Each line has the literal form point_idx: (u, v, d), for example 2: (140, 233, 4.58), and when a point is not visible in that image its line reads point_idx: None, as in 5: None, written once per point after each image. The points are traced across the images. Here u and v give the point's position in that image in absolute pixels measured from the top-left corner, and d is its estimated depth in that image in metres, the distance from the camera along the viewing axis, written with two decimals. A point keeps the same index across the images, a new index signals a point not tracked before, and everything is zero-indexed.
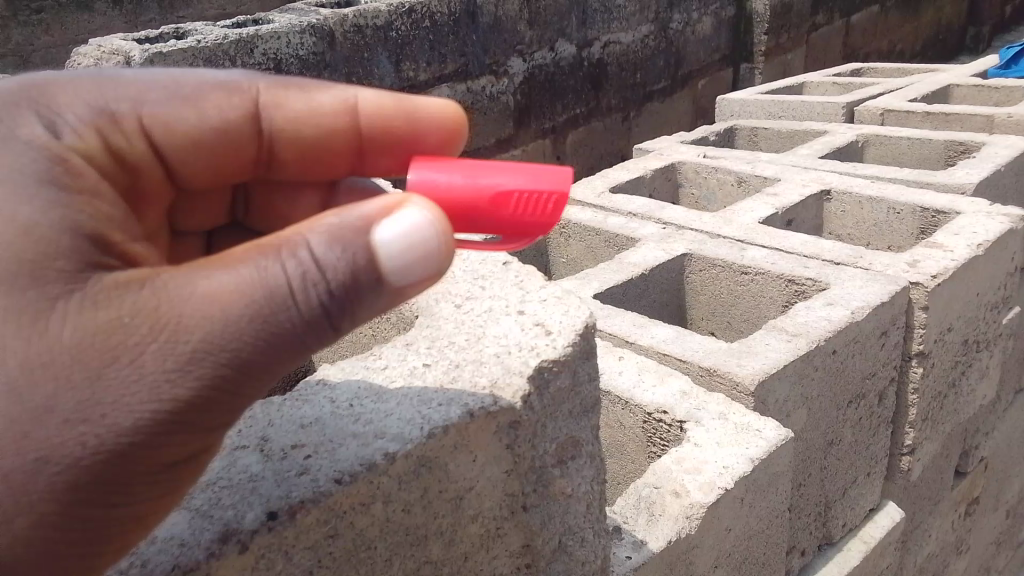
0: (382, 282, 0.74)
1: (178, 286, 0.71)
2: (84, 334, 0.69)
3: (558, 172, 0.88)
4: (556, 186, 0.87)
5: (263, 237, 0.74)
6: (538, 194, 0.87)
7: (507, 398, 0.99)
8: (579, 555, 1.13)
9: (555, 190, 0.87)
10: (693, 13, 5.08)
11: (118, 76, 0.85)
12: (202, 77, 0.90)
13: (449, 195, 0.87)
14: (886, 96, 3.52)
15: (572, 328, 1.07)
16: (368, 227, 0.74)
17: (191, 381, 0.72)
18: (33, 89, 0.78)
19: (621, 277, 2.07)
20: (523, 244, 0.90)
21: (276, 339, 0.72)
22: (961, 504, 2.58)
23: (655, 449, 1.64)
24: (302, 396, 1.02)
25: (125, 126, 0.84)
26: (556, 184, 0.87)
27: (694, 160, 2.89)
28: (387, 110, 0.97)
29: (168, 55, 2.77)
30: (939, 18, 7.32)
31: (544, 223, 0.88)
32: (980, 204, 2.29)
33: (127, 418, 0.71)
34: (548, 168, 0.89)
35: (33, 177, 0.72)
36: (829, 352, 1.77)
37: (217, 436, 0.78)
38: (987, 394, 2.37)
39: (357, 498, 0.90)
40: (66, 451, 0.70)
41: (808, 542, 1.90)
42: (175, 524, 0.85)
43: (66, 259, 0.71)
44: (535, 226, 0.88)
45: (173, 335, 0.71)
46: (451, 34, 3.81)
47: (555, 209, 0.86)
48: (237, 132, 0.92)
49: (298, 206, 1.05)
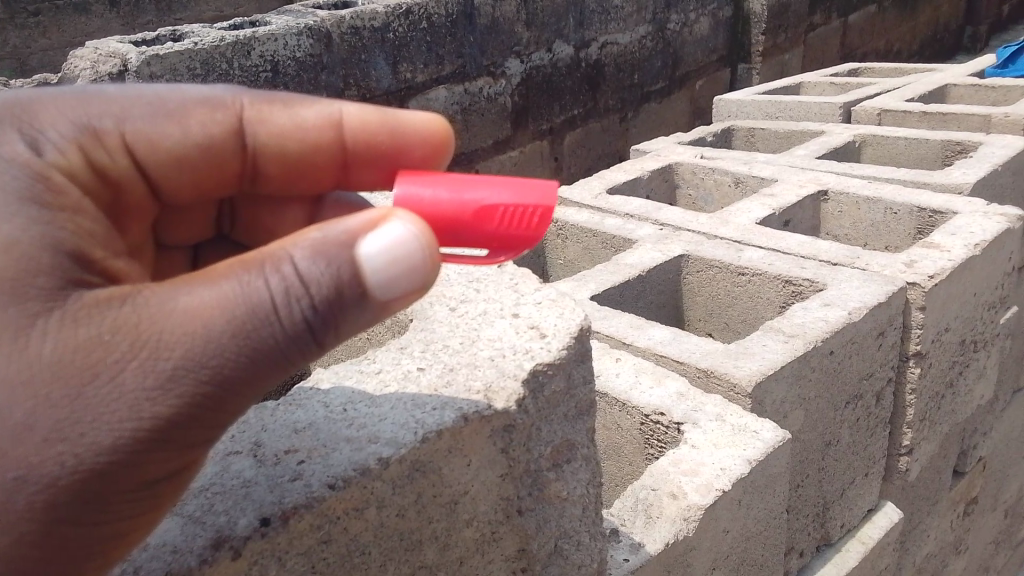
0: (366, 297, 0.76)
1: (161, 304, 0.72)
2: (64, 352, 0.70)
3: (543, 186, 0.88)
4: (541, 200, 0.87)
5: (247, 252, 0.75)
6: (523, 207, 0.87)
7: (501, 402, 0.99)
8: (575, 558, 1.13)
9: (540, 204, 0.87)
10: (691, 14, 5.08)
11: (99, 93, 0.85)
12: (185, 92, 0.91)
13: (434, 210, 0.87)
14: (883, 96, 3.52)
15: (567, 330, 1.07)
16: (351, 242, 0.75)
17: (171, 398, 0.72)
18: (15, 107, 0.79)
19: (618, 278, 2.06)
20: (510, 258, 0.90)
21: (258, 355, 0.74)
22: (960, 504, 2.58)
23: (653, 451, 1.64)
24: (296, 401, 1.02)
25: (108, 142, 0.85)
26: (541, 198, 0.87)
27: (691, 161, 2.89)
28: (372, 125, 0.97)
29: (164, 57, 2.78)
30: (936, 17, 7.33)
31: (528, 236, 0.87)
32: (977, 204, 2.29)
33: (107, 436, 0.72)
34: (533, 182, 0.89)
35: (15, 194, 0.74)
36: (826, 353, 1.77)
37: (196, 453, 0.78)
38: (985, 394, 2.37)
39: (351, 503, 0.90)
40: (46, 470, 0.70)
41: (806, 543, 1.90)
42: (167, 531, 0.84)
43: (48, 277, 0.72)
44: (520, 240, 0.88)
45: (155, 351, 0.72)
46: (448, 35, 3.80)
47: (540, 223, 0.86)
48: (222, 148, 0.92)
49: (283, 220, 1.05)
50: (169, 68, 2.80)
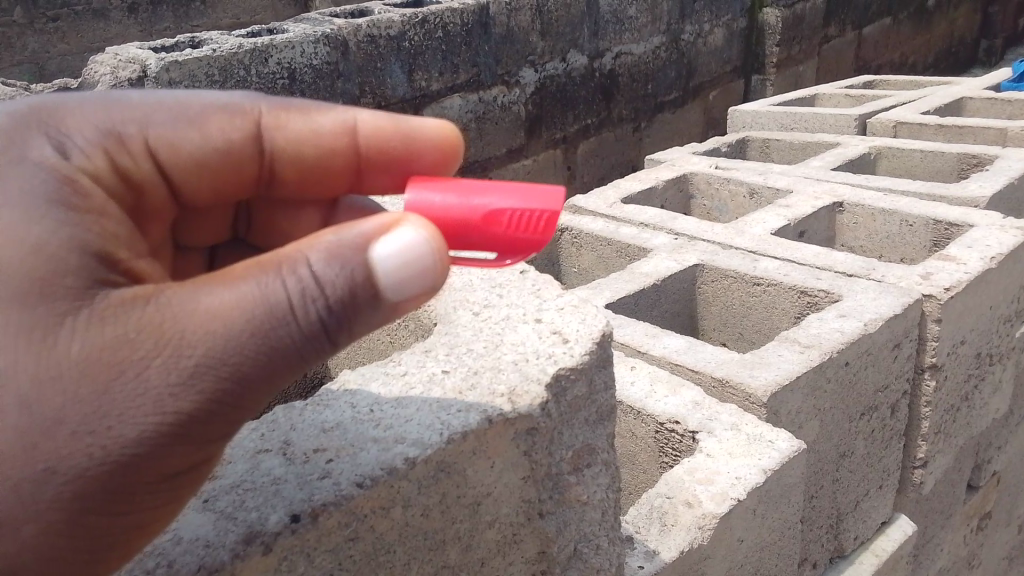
0: (380, 298, 0.77)
1: (182, 303, 0.74)
2: (91, 349, 0.72)
3: (549, 190, 0.89)
4: (546, 205, 0.88)
5: (265, 254, 0.77)
6: (529, 212, 0.88)
7: (525, 405, 1.00)
8: (594, 562, 1.14)
9: (545, 209, 0.88)
10: (706, 24, 5.08)
11: (123, 99, 0.88)
12: (205, 98, 0.93)
13: (445, 214, 0.89)
14: (900, 108, 3.52)
15: (589, 336, 1.08)
16: (365, 246, 0.76)
17: (194, 393, 0.74)
18: (43, 111, 0.81)
19: (633, 287, 2.07)
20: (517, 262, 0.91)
21: (276, 353, 0.75)
22: (973, 518, 2.56)
23: (667, 459, 1.64)
24: (323, 401, 1.03)
25: (131, 148, 0.87)
26: (547, 203, 0.88)
27: (706, 171, 2.90)
28: (385, 131, 0.98)
29: (183, 64, 2.81)
30: (952, 30, 7.31)
31: (534, 240, 0.89)
32: (993, 217, 2.29)
33: (131, 429, 0.73)
34: (540, 187, 0.90)
35: (43, 197, 0.75)
36: (842, 364, 1.77)
37: (213, 449, 0.79)
38: (1000, 408, 2.36)
39: (378, 501, 0.91)
40: (74, 461, 0.72)
41: (820, 554, 1.90)
42: (200, 526, 0.86)
43: (76, 277, 0.73)
44: (526, 243, 0.89)
45: (177, 349, 0.73)
46: (463, 43, 3.82)
47: (546, 227, 0.87)
48: (241, 153, 0.95)
49: (299, 222, 1.07)
50: (188, 74, 2.83)
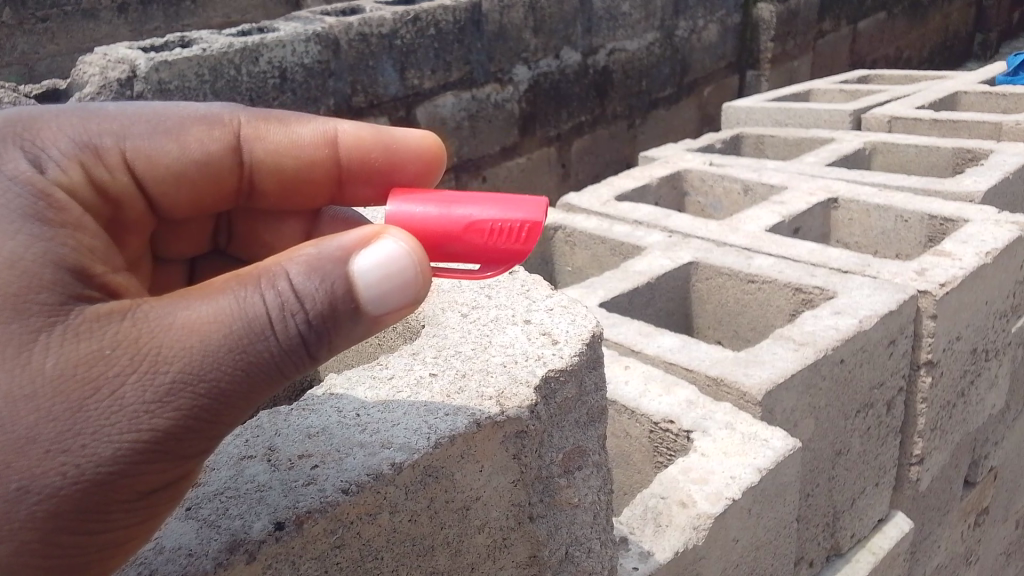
0: (360, 311, 0.78)
1: (158, 318, 0.74)
2: (66, 365, 0.71)
3: (531, 201, 0.88)
4: (529, 215, 0.87)
5: (243, 267, 0.77)
6: (511, 223, 0.87)
7: (514, 407, 0.98)
8: (586, 565, 1.13)
9: (528, 219, 0.87)
10: (700, 20, 5.06)
11: (100, 111, 0.87)
12: (184, 110, 0.94)
13: (425, 226, 0.88)
14: (894, 103, 3.51)
15: (579, 338, 1.08)
16: (345, 258, 0.77)
17: (170, 410, 0.73)
18: (17, 123, 0.80)
19: (627, 285, 2.06)
20: (500, 272, 0.91)
21: (255, 368, 0.75)
22: (971, 513, 2.55)
23: (662, 459, 1.63)
24: (308, 406, 1.01)
25: (108, 160, 0.87)
26: (530, 213, 0.87)
27: (700, 168, 2.88)
28: (365, 142, 1.00)
29: (173, 63, 2.79)
30: (947, 23, 7.29)
31: (516, 251, 0.88)
32: (988, 212, 2.28)
33: (108, 447, 0.72)
34: (522, 197, 0.89)
35: (18, 211, 0.74)
36: (837, 361, 1.76)
37: (191, 467, 0.79)
38: (996, 403, 2.35)
39: (365, 508, 0.89)
40: (48, 480, 0.70)
41: (817, 552, 1.89)
42: (182, 534, 0.84)
43: (50, 292, 0.72)
44: (508, 254, 0.88)
45: (154, 365, 0.73)
46: (456, 41, 3.80)
47: (528, 237, 0.87)
48: (220, 164, 0.95)
49: (281, 233, 1.08)
50: (177, 74, 2.81)
